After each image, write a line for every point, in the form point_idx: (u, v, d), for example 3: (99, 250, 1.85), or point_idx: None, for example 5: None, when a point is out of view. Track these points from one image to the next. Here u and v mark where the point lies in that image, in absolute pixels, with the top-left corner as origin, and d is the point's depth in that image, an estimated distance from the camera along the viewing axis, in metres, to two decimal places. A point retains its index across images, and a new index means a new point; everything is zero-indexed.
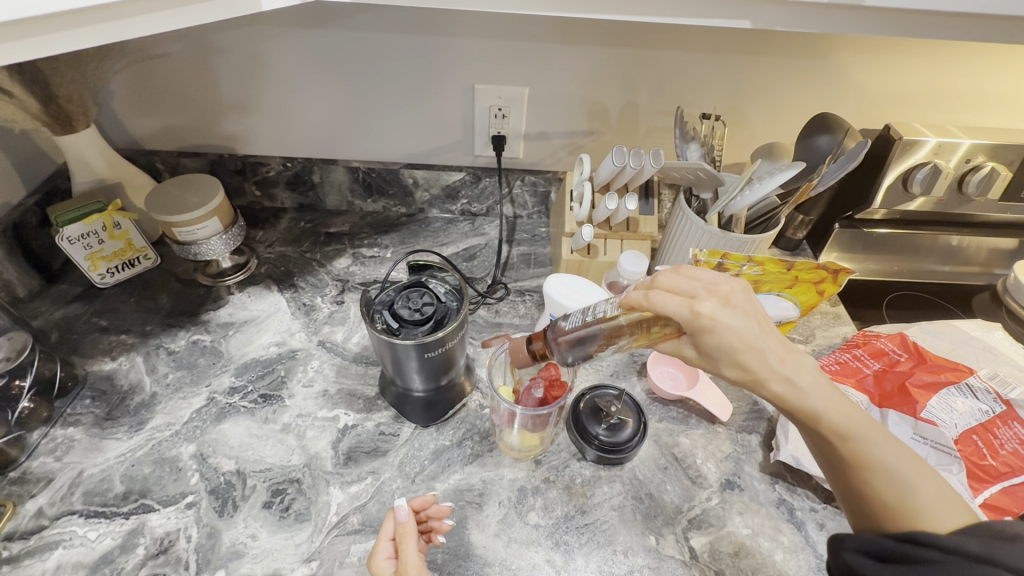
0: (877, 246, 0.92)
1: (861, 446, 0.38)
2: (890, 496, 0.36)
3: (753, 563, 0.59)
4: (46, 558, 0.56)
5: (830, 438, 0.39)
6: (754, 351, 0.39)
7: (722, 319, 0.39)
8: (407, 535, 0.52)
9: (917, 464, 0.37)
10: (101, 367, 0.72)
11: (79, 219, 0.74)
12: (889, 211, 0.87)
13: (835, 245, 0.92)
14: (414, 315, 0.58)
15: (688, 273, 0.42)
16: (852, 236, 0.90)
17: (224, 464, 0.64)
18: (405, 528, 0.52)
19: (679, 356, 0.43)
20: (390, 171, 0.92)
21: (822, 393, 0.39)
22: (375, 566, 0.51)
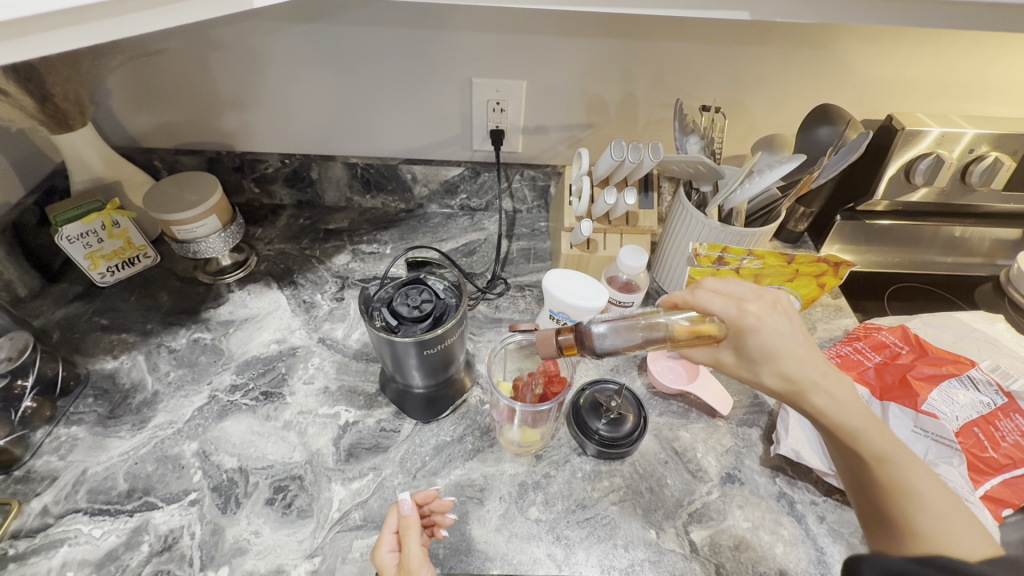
0: (880, 238, 0.91)
1: (901, 470, 0.38)
2: (921, 523, 0.36)
3: (753, 556, 0.59)
4: (52, 555, 0.56)
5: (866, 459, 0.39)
6: (794, 358, 0.41)
7: (766, 320, 0.42)
8: (410, 529, 0.52)
9: (956, 503, 0.36)
10: (103, 365, 0.73)
11: (78, 219, 0.74)
12: (891, 202, 0.86)
13: (838, 237, 0.91)
14: (412, 312, 0.58)
15: (737, 284, 0.47)
16: (855, 227, 0.89)
17: (226, 461, 0.64)
18: (409, 521, 0.53)
19: (715, 363, 0.46)
20: (388, 167, 0.92)
21: (862, 412, 0.40)
22: (378, 559, 0.52)
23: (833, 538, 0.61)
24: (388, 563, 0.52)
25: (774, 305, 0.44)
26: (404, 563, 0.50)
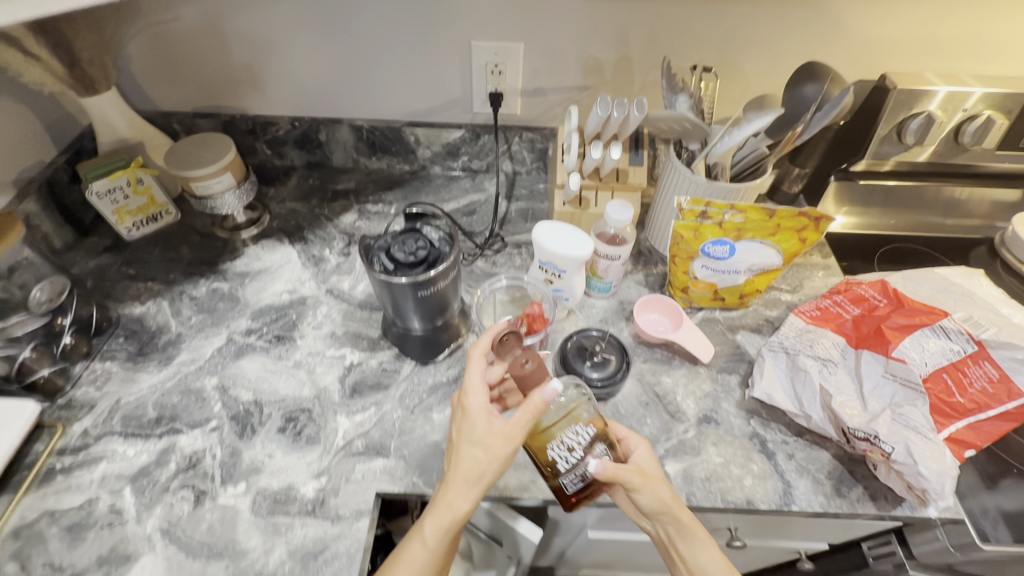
0: (880, 195, 0.93)
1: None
2: None
3: (723, 486, 0.64)
4: (93, 470, 0.64)
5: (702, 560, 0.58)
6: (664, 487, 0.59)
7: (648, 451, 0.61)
8: (530, 414, 0.52)
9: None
10: (132, 310, 0.79)
11: (106, 176, 0.80)
12: (896, 162, 0.87)
13: (838, 201, 0.94)
14: (408, 258, 0.62)
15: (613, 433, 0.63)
16: (852, 190, 0.92)
17: (242, 394, 0.71)
18: (532, 407, 0.52)
19: (636, 476, 0.56)
20: (392, 129, 0.96)
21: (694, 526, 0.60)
22: (475, 408, 0.53)
23: (800, 473, 0.66)
24: (484, 421, 0.53)
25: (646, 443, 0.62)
26: (503, 435, 0.52)
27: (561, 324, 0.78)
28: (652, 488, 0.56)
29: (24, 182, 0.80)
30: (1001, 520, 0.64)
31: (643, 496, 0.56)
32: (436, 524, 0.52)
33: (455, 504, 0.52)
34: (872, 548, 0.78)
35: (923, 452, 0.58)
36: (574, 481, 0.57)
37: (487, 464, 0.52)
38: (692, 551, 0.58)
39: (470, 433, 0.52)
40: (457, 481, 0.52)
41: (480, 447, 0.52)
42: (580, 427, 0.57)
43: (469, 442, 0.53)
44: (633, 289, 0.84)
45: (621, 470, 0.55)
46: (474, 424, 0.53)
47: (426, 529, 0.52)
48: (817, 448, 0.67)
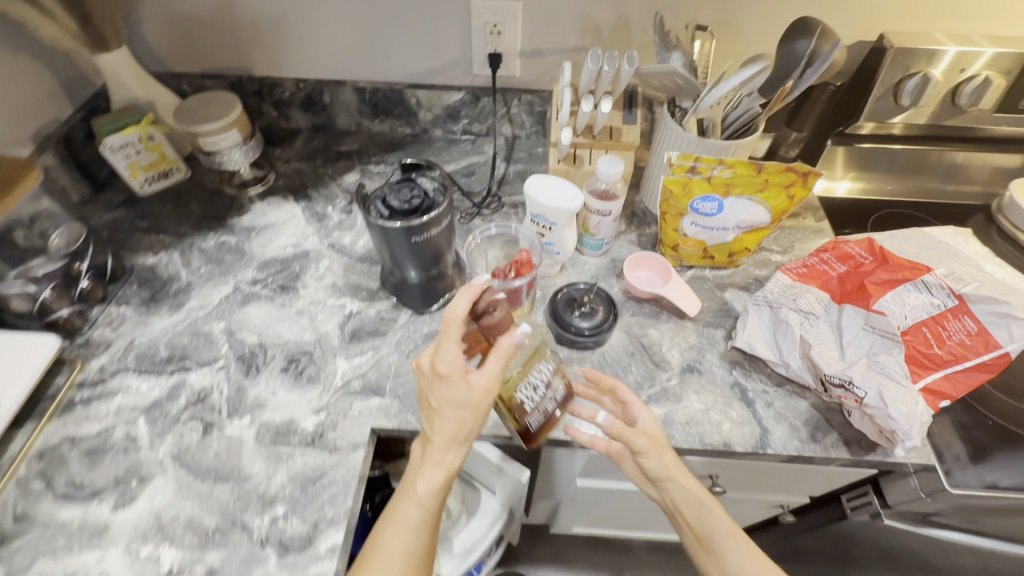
0: (885, 159, 0.93)
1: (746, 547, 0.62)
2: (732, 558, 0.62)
3: (702, 430, 0.67)
4: (110, 401, 0.68)
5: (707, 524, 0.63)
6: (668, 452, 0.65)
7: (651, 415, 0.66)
8: (502, 360, 0.54)
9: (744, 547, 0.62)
10: (145, 260, 0.83)
11: (119, 131, 0.84)
12: (907, 124, 0.88)
13: (846, 165, 0.94)
14: (402, 205, 0.64)
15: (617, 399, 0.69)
16: (857, 153, 0.92)
17: (248, 337, 0.75)
18: (503, 353, 0.54)
19: (641, 439, 0.62)
20: (393, 91, 0.98)
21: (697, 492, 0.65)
22: (452, 374, 0.53)
23: (777, 420, 0.68)
24: (463, 383, 0.53)
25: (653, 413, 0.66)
26: (484, 391, 0.54)
27: (553, 279, 0.81)
28: (658, 454, 0.62)
29: (42, 136, 0.84)
30: (971, 467, 0.66)
31: (650, 461, 0.62)
32: (430, 482, 0.55)
33: (446, 460, 0.55)
34: (851, 501, 0.80)
35: (896, 397, 0.60)
36: (537, 417, 0.61)
37: (471, 419, 0.55)
38: (699, 517, 0.63)
39: (452, 398, 0.53)
40: (443, 440, 0.55)
41: (463, 408, 0.54)
42: (543, 363, 0.61)
43: (451, 407, 0.53)
44: (625, 248, 0.86)
45: (628, 431, 0.62)
46: (454, 389, 0.53)
47: (420, 491, 0.55)
48: (796, 397, 0.70)
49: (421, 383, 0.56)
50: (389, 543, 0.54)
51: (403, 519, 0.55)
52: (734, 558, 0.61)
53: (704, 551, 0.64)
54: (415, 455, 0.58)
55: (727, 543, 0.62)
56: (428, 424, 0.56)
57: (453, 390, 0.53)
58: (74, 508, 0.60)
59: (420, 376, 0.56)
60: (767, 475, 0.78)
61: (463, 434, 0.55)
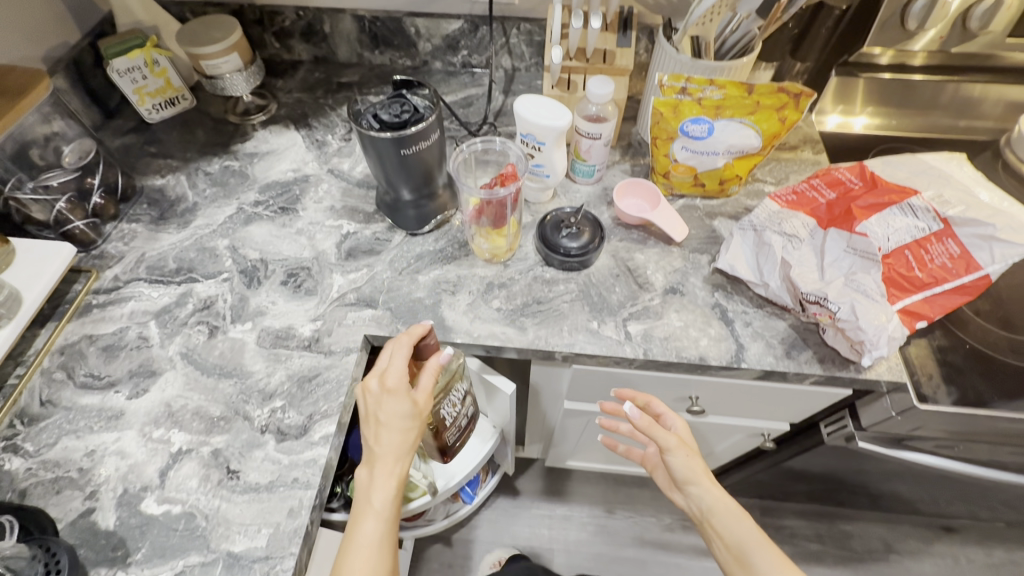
0: (905, 92, 0.92)
1: (778, 558, 0.64)
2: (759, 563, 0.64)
3: (680, 345, 0.70)
4: (124, 306, 0.73)
5: (733, 531, 0.67)
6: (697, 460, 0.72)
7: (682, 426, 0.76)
8: (433, 375, 0.64)
9: (769, 548, 0.65)
10: (154, 182, 0.87)
11: (125, 54, 0.86)
12: (925, 53, 0.88)
13: (865, 99, 0.93)
14: (392, 119, 0.66)
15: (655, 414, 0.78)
16: (879, 86, 0.91)
17: (250, 254, 0.78)
18: (434, 370, 0.64)
19: (666, 440, 0.71)
20: (393, 20, 0.98)
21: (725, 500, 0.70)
22: (396, 388, 0.61)
23: (755, 337, 0.70)
24: (407, 395, 0.62)
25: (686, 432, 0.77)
26: (422, 400, 0.63)
27: (544, 206, 0.83)
28: (685, 452, 0.71)
29: (53, 59, 0.86)
30: (945, 387, 0.68)
31: (679, 457, 0.71)
32: (384, 492, 0.60)
33: (396, 469, 0.61)
34: (827, 426, 0.83)
35: (869, 312, 0.62)
36: (453, 430, 0.78)
37: (414, 429, 0.62)
38: (727, 523, 0.67)
39: (397, 410, 0.61)
40: (392, 452, 0.61)
41: (407, 418, 0.61)
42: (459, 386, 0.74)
43: (397, 418, 0.61)
44: (618, 176, 0.87)
45: (653, 427, 0.71)
46: (399, 401, 0.61)
47: (375, 504, 0.60)
48: (775, 318, 0.72)
49: (368, 405, 0.63)
50: (354, 563, 0.57)
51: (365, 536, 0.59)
52: (765, 564, 0.63)
53: (734, 562, 0.66)
54: (365, 477, 0.62)
55: (757, 550, 0.64)
56: (375, 443, 0.62)
57: (398, 401, 0.61)
58: (94, 396, 0.66)
59: (365, 398, 0.63)
60: (745, 398, 0.81)
61: (408, 444, 0.62)
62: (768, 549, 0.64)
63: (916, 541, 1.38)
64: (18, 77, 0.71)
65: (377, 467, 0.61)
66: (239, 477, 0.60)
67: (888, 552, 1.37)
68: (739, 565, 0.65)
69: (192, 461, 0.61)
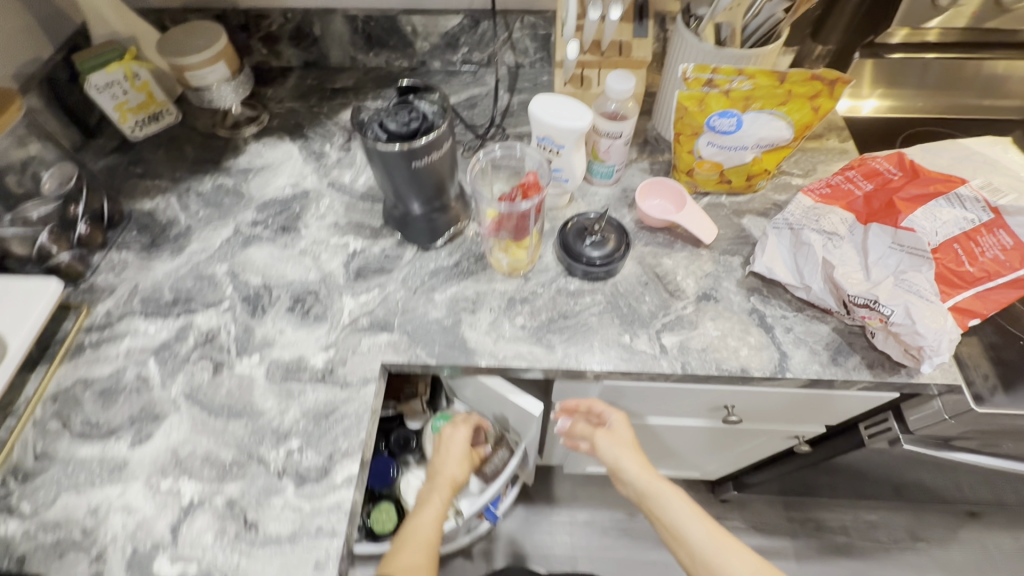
0: (922, 72, 0.87)
1: (710, 528, 0.66)
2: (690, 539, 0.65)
3: (719, 356, 0.65)
4: (119, 344, 0.68)
5: (665, 513, 0.68)
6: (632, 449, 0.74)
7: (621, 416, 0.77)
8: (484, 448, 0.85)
9: (700, 523, 0.66)
10: (142, 205, 0.81)
11: (102, 68, 0.80)
12: (942, 31, 0.82)
13: (873, 81, 0.88)
14: (401, 128, 0.61)
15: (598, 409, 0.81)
16: (890, 67, 0.86)
17: (252, 279, 0.73)
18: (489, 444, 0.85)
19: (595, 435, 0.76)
20: (388, 19, 0.92)
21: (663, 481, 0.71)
22: (464, 433, 0.81)
23: (797, 344, 0.66)
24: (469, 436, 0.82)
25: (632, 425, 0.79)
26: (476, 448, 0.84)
27: (562, 211, 0.78)
28: (615, 443, 0.74)
29: (24, 78, 0.80)
30: (1000, 386, 0.64)
31: (606, 446, 0.74)
32: (439, 499, 0.74)
33: (449, 485, 0.76)
34: (868, 428, 0.79)
35: (923, 314, 0.58)
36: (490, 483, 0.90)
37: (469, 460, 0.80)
38: (659, 504, 0.69)
39: (462, 441, 0.80)
40: (450, 474, 0.77)
41: (467, 450, 0.81)
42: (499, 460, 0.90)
43: (457, 451, 0.80)
44: (637, 176, 0.82)
45: (578, 425, 0.79)
46: (464, 436, 0.81)
47: (430, 508, 0.72)
48: (817, 321, 0.68)
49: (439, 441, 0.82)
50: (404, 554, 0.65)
51: (416, 519, 0.70)
52: (698, 537, 0.65)
53: (673, 540, 0.68)
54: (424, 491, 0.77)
55: (689, 526, 0.66)
56: (439, 464, 0.79)
57: (464, 434, 0.81)
58: (93, 446, 0.61)
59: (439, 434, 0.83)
60: (784, 404, 0.77)
61: (462, 470, 0.79)
62: (699, 522, 0.66)
63: (943, 528, 1.36)
64: None
65: (437, 481, 0.77)
66: (258, 529, 0.55)
67: (914, 541, 1.35)
68: (675, 541, 0.67)
69: (205, 514, 0.56)
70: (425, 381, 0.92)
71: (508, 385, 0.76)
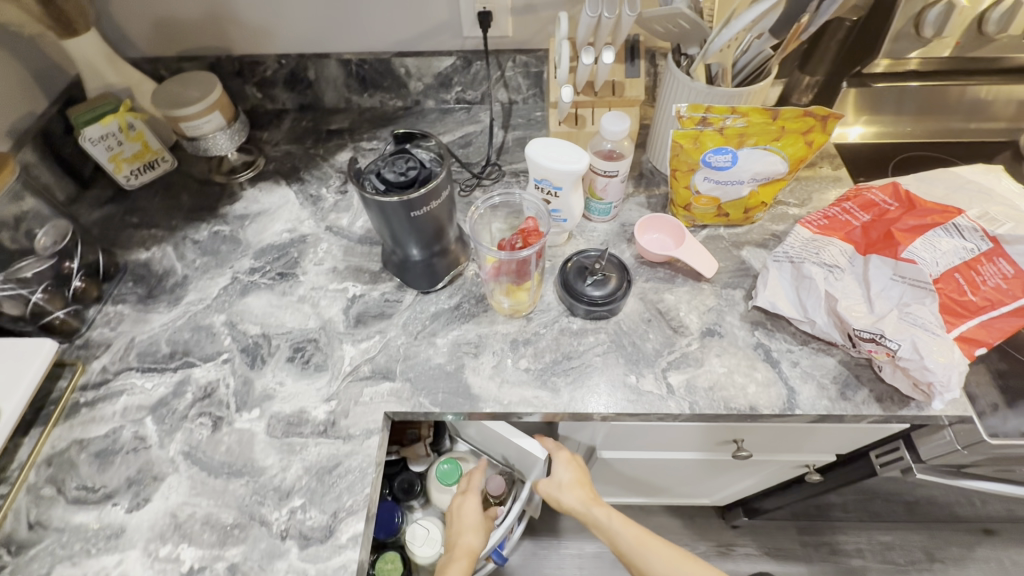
0: (908, 99, 0.88)
1: (637, 534, 0.72)
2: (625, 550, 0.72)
3: (726, 395, 0.65)
4: (115, 402, 0.67)
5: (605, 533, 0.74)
6: (570, 483, 0.77)
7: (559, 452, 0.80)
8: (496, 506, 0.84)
9: (631, 533, 0.72)
10: (138, 256, 0.81)
11: (97, 121, 0.80)
12: (922, 61, 0.82)
13: (857, 108, 0.90)
14: (398, 178, 0.61)
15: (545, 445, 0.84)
16: (873, 95, 0.88)
17: (251, 329, 0.72)
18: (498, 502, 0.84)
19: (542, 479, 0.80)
20: (381, 62, 0.93)
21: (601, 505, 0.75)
22: (473, 497, 0.81)
23: (805, 379, 0.65)
24: (478, 498, 0.81)
25: (575, 457, 0.80)
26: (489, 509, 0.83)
27: (561, 249, 0.78)
28: (557, 483, 0.78)
29: (18, 132, 0.80)
30: (1010, 415, 0.63)
31: (548, 486, 0.78)
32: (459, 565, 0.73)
33: (468, 550, 0.75)
34: (879, 457, 0.77)
35: (929, 347, 0.58)
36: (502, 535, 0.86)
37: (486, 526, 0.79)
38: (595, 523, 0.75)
39: (474, 507, 0.80)
40: (468, 541, 0.76)
41: (481, 513, 0.80)
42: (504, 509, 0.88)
43: (469, 514, 0.79)
44: (634, 211, 0.82)
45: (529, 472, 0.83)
46: (475, 502, 0.81)
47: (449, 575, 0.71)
48: (823, 355, 0.67)
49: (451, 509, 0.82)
50: None
51: None
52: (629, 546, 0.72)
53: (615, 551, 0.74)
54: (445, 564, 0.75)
55: (623, 535, 0.73)
56: (457, 535, 0.78)
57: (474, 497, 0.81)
58: (89, 512, 0.59)
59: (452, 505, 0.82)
60: (794, 437, 0.76)
61: (481, 539, 0.77)
62: (631, 532, 0.72)
63: (959, 547, 1.33)
64: None
65: (456, 550, 0.75)
66: None
67: (931, 562, 1.32)
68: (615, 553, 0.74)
69: None
70: (428, 424, 0.90)
71: (511, 428, 0.74)
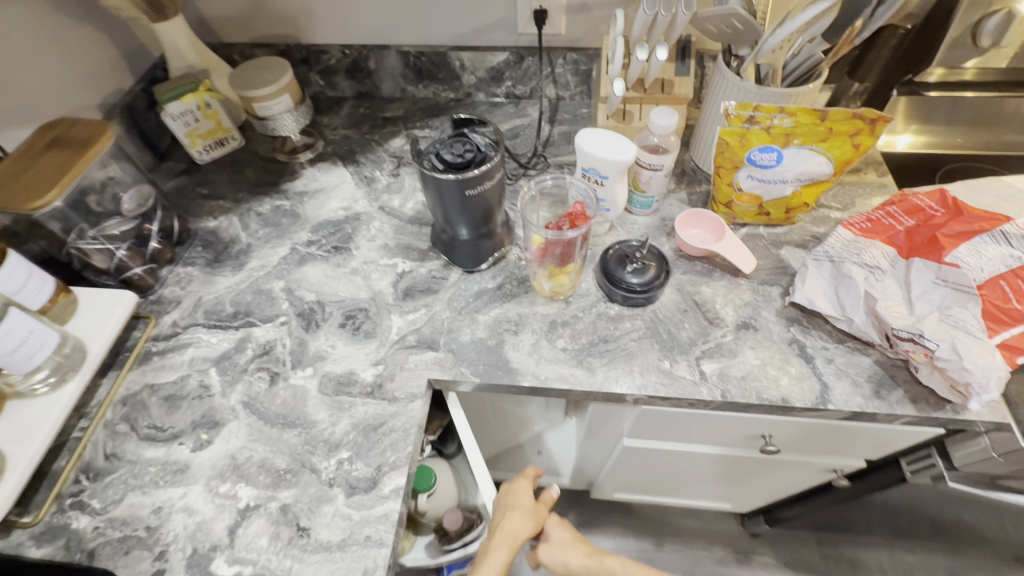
0: (961, 110, 0.88)
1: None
2: None
3: (760, 385, 0.66)
4: (183, 353, 0.73)
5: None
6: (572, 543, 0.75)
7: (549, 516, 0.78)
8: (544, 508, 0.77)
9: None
10: (207, 224, 0.87)
11: (178, 99, 0.86)
12: (979, 69, 0.82)
13: (907, 118, 0.89)
14: (456, 159, 0.65)
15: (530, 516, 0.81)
16: (926, 104, 0.87)
17: (307, 295, 0.77)
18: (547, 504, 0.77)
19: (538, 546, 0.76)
20: (438, 54, 0.97)
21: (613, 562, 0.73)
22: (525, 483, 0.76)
23: (839, 375, 0.66)
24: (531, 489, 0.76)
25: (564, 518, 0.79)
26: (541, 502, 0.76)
27: (602, 239, 0.81)
28: (557, 543, 0.75)
29: (107, 106, 0.88)
30: None
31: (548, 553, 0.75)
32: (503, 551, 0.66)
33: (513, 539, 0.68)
34: (910, 464, 0.77)
35: (969, 351, 0.58)
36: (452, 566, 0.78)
37: (535, 514, 0.73)
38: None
39: (526, 491, 0.74)
40: (516, 525, 0.70)
41: (531, 502, 0.74)
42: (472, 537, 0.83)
43: (521, 499, 0.74)
44: (675, 207, 0.84)
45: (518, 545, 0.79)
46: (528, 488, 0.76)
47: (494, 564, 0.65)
48: (858, 354, 0.68)
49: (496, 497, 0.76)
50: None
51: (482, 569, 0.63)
52: None
53: None
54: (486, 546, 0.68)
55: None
56: (501, 517, 0.71)
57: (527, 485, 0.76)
58: (158, 448, 0.65)
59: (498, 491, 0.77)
60: (825, 437, 0.77)
61: (528, 524, 0.71)
62: None
63: None
64: (83, 128, 0.71)
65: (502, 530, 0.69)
66: (311, 535, 0.58)
67: None
68: None
69: (260, 518, 0.59)
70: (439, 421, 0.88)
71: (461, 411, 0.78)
